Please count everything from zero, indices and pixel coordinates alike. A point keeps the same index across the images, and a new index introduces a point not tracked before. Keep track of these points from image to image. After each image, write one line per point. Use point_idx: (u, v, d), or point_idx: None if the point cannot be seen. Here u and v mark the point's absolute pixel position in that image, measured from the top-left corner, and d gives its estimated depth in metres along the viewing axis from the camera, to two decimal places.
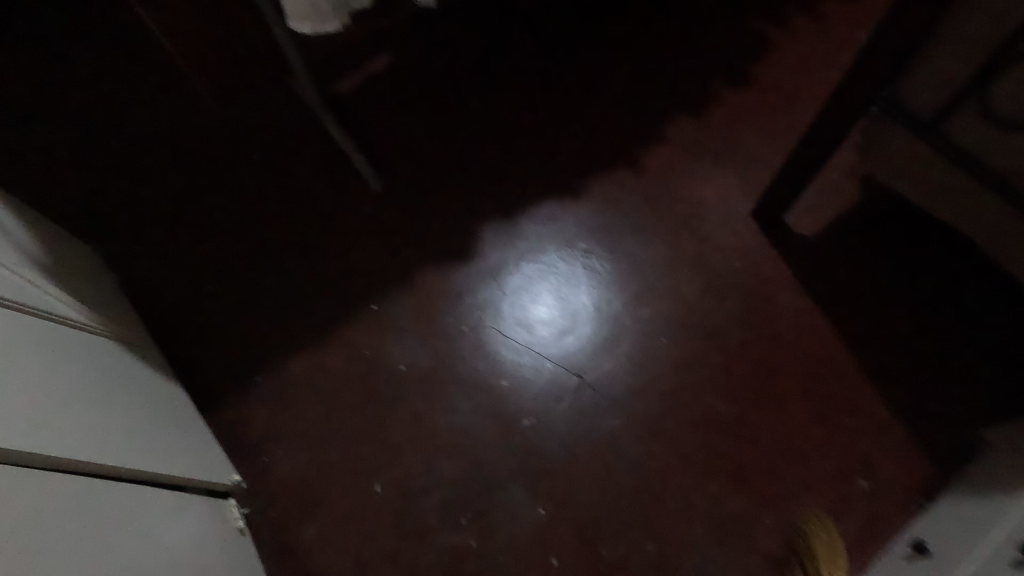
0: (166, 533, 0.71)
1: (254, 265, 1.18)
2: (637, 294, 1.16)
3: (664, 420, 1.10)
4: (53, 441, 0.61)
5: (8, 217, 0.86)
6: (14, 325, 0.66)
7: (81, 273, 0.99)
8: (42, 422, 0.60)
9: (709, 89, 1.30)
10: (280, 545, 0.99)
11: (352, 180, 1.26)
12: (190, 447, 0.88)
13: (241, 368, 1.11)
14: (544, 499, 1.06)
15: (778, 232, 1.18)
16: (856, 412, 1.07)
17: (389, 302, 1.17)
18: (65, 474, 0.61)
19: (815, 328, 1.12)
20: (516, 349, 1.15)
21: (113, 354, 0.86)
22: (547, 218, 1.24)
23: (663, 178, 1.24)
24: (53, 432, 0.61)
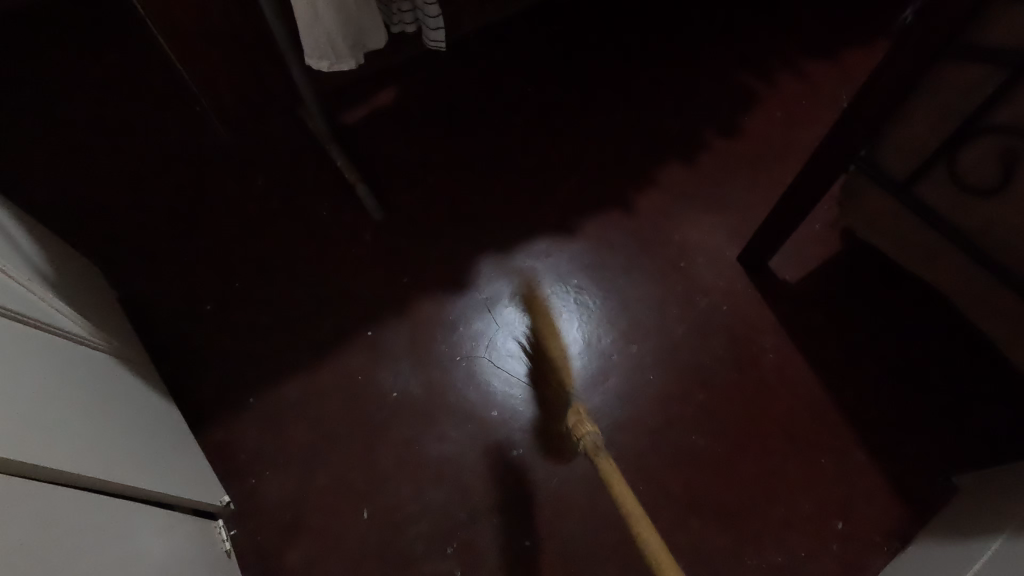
0: (160, 549, 0.78)
1: (255, 290, 1.24)
2: (628, 331, 1.24)
3: (649, 454, 1.12)
4: (56, 458, 0.67)
5: (33, 250, 0.96)
6: (34, 355, 0.74)
7: (95, 299, 1.08)
8: (47, 440, 0.67)
9: (699, 139, 1.45)
10: (266, 568, 1.03)
11: (357, 210, 1.33)
12: (185, 469, 0.95)
13: (237, 391, 1.16)
14: (529, 531, 1.06)
15: (762, 276, 1.29)
16: (829, 450, 1.13)
17: (386, 330, 1.22)
18: (67, 490, 0.67)
19: (793, 368, 1.20)
20: (507, 380, 1.18)
21: (119, 379, 0.94)
22: (543, 254, 1.31)
23: (657, 223, 1.35)
24: (57, 449, 0.68)
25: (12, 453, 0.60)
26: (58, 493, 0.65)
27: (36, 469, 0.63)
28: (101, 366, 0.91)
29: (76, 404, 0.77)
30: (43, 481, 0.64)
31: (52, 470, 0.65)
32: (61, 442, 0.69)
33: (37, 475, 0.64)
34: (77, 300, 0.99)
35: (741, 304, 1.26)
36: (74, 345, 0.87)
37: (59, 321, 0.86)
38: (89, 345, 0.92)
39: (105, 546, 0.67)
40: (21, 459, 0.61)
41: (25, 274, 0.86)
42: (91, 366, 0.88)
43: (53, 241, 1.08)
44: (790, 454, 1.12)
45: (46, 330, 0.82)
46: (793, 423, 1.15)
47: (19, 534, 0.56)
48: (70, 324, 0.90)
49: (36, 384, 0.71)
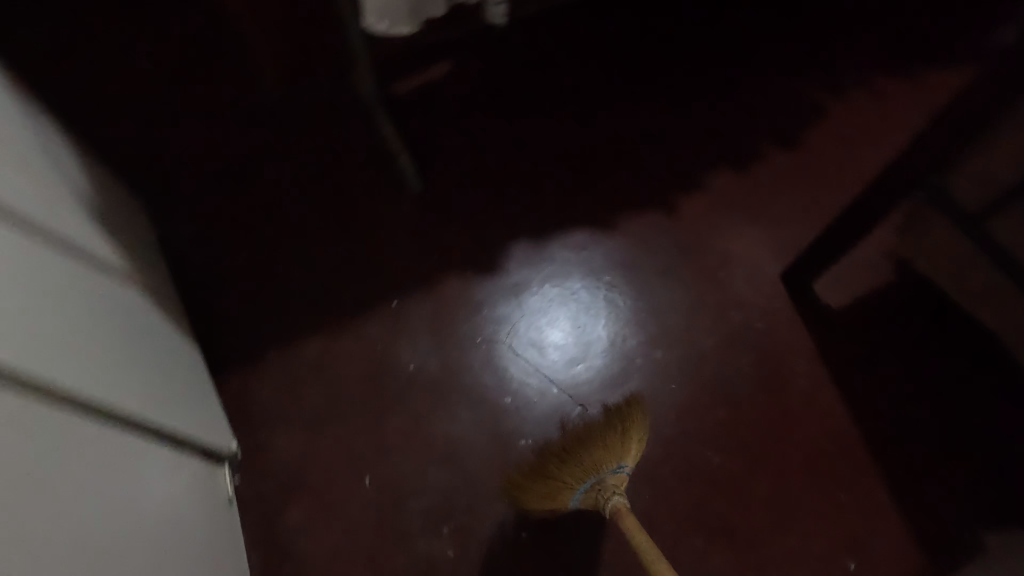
0: (167, 488, 0.80)
1: (288, 246, 1.25)
2: (655, 336, 1.20)
3: (659, 464, 1.09)
4: (75, 381, 0.68)
5: (83, 182, 0.99)
6: (70, 282, 0.77)
7: (137, 237, 1.11)
8: (70, 362, 0.69)
9: (755, 148, 1.39)
10: (266, 519, 1.05)
11: (397, 180, 1.32)
12: (201, 414, 0.97)
13: (258, 344, 1.17)
14: (528, 522, 1.04)
15: (803, 298, 1.23)
16: (851, 486, 1.07)
17: (411, 302, 1.21)
18: (82, 415, 0.68)
19: (823, 396, 1.14)
20: (524, 368, 1.17)
21: (149, 316, 0.97)
22: (578, 246, 1.28)
23: (700, 229, 1.31)
24: (76, 373, 0.69)
25: (35, 371, 0.62)
26: (73, 417, 0.66)
27: (53, 389, 0.65)
28: (132, 301, 0.93)
29: (104, 334, 0.79)
30: (61, 402, 0.66)
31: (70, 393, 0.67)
32: (81, 368, 0.70)
33: (56, 396, 0.65)
34: (118, 235, 1.01)
35: (777, 324, 1.21)
36: (108, 277, 0.89)
37: (96, 252, 0.88)
38: (124, 280, 0.94)
39: (110, 476, 0.69)
40: (44, 378, 0.63)
41: (73, 204, 0.89)
42: (122, 300, 0.89)
43: (104, 176, 1.11)
44: (808, 485, 1.08)
45: (81, 257, 0.84)
46: (815, 454, 1.10)
47: (28, 449, 0.57)
48: (109, 257, 0.92)
49: (64, 308, 0.72)
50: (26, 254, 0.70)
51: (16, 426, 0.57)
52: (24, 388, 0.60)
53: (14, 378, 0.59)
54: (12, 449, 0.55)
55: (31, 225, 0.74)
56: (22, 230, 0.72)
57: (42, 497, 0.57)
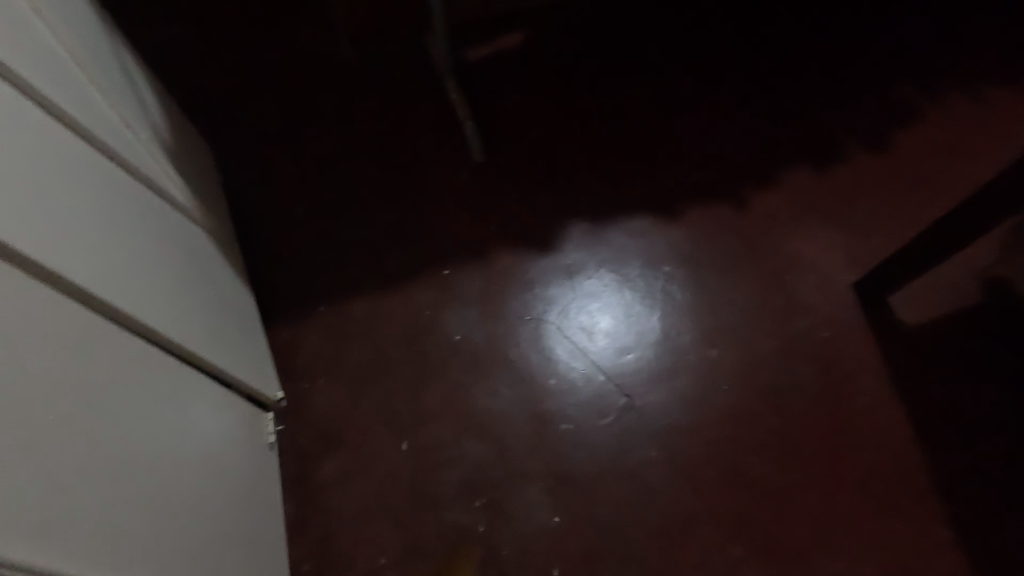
0: (211, 423, 0.82)
1: (346, 204, 1.25)
2: (710, 334, 1.14)
3: (703, 467, 1.04)
4: (130, 303, 0.70)
5: (161, 119, 1.02)
6: (136, 211, 0.80)
7: (206, 180, 1.14)
8: (126, 286, 0.71)
9: (839, 148, 1.29)
10: (301, 470, 1.05)
11: (459, 148, 1.29)
12: (250, 358, 0.99)
13: (308, 298, 1.18)
14: (561, 507, 1.02)
15: (876, 311, 1.15)
16: (909, 515, 1.00)
17: (461, 273, 1.19)
18: (131, 336, 0.70)
19: (887, 417, 1.07)
20: (571, 352, 1.13)
21: (210, 256, 0.99)
22: (638, 232, 1.23)
23: (770, 228, 1.23)
24: (131, 295, 0.71)
25: (89, 287, 0.64)
26: (122, 336, 0.68)
27: (107, 309, 0.67)
28: (196, 239, 0.96)
29: (165, 266, 0.81)
30: (111, 320, 0.68)
31: (124, 312, 0.69)
32: (137, 291, 0.73)
33: (107, 313, 0.68)
34: (190, 175, 1.05)
35: (845, 336, 1.13)
36: (175, 212, 0.91)
37: (164, 185, 0.91)
38: (190, 217, 0.96)
39: (155, 397, 0.71)
40: (99, 296, 0.66)
41: (149, 137, 0.92)
42: (186, 236, 0.92)
43: (181, 118, 1.15)
44: (862, 507, 1.01)
45: (149, 188, 0.86)
46: (873, 477, 1.03)
47: (72, 368, 0.59)
48: (177, 192, 0.95)
49: (125, 232, 0.75)
50: (93, 176, 0.73)
51: (57, 334, 0.59)
52: (74, 300, 0.63)
53: (63, 288, 0.62)
54: (54, 367, 0.57)
55: (102, 147, 0.77)
56: (92, 149, 0.75)
57: (80, 405, 0.59)
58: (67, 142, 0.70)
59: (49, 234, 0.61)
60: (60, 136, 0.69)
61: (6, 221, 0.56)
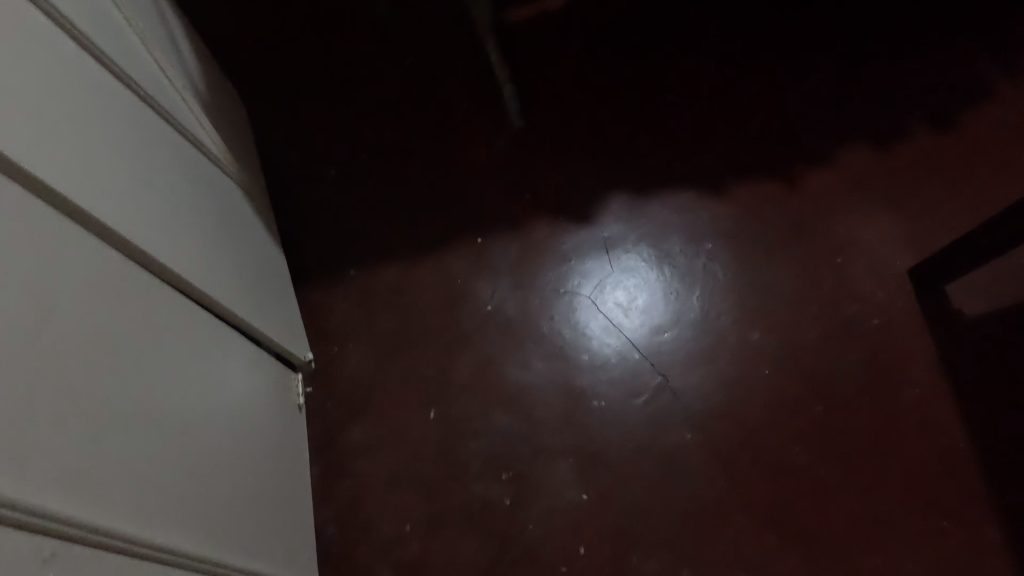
0: (242, 379, 0.81)
1: (378, 167, 1.22)
2: (752, 316, 1.09)
3: (739, 452, 1.01)
4: (166, 254, 0.69)
5: (197, 70, 1.00)
6: (173, 161, 0.78)
7: (239, 137, 1.12)
8: (162, 237, 0.69)
9: (903, 124, 1.20)
10: (327, 433, 1.05)
11: (497, 113, 1.25)
12: (280, 318, 0.98)
13: (338, 261, 1.16)
14: (589, 485, 0.99)
15: (932, 300, 1.08)
16: (956, 514, 0.95)
17: (495, 241, 1.16)
18: (166, 288, 0.69)
19: (939, 413, 1.01)
20: (605, 328, 1.10)
21: (244, 213, 0.97)
22: (680, 207, 1.18)
23: (822, 208, 1.16)
24: (166, 246, 0.70)
25: (127, 235, 0.63)
26: (157, 286, 0.67)
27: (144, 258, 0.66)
28: (231, 195, 0.94)
29: (201, 219, 0.80)
30: (147, 270, 0.67)
31: (159, 262, 0.67)
32: (172, 242, 0.71)
33: (143, 262, 0.66)
34: (224, 129, 1.03)
35: (897, 325, 1.07)
36: (210, 165, 0.90)
37: (200, 137, 0.89)
38: (224, 172, 0.95)
39: (189, 351, 0.70)
40: (136, 245, 0.64)
41: (185, 87, 0.90)
42: (221, 191, 0.90)
43: (215, 71, 1.12)
44: (906, 504, 0.96)
45: (186, 138, 0.84)
46: (919, 473, 0.98)
47: (109, 316, 0.58)
48: (213, 146, 0.93)
49: (161, 181, 0.73)
50: (131, 121, 0.71)
51: (91, 281, 0.57)
52: (112, 247, 0.62)
53: (102, 235, 0.61)
54: (90, 313, 0.56)
55: (141, 92, 0.75)
56: (131, 94, 0.73)
57: (114, 354, 0.58)
58: (106, 84, 0.68)
59: (86, 178, 0.59)
60: (99, 79, 0.67)
61: (43, 160, 0.54)
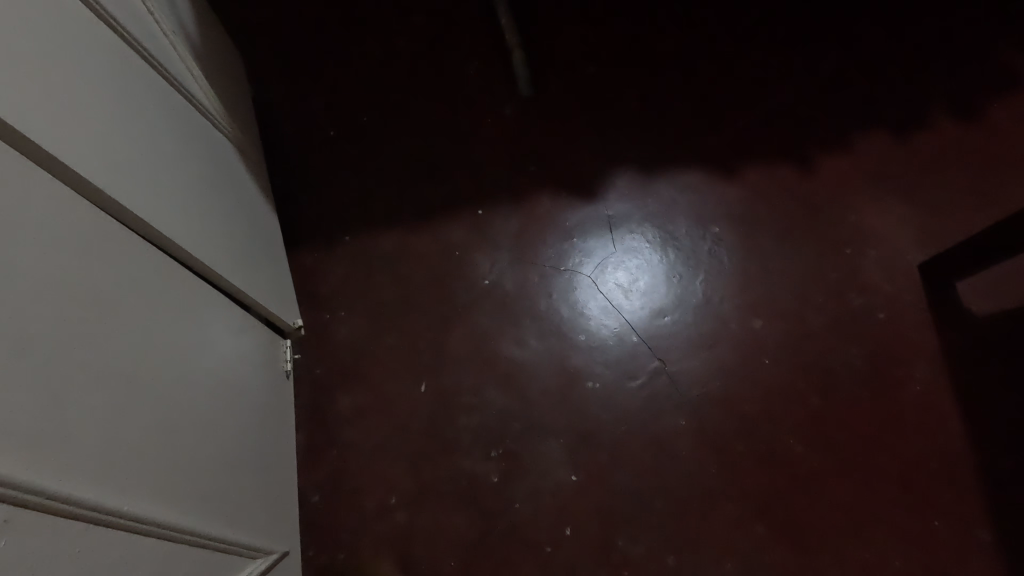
0: (228, 344, 0.79)
1: (379, 130, 1.17)
2: (755, 303, 1.06)
3: (734, 440, 0.99)
4: (150, 211, 0.66)
5: (191, 18, 0.95)
6: (162, 114, 0.74)
7: (235, 91, 1.07)
8: (148, 194, 0.66)
9: (926, 113, 1.15)
10: (316, 401, 1.03)
11: (505, 80, 1.20)
12: (269, 282, 0.96)
13: (334, 226, 1.12)
14: (580, 467, 0.98)
15: (941, 297, 1.05)
16: (949, 514, 0.94)
17: (496, 214, 1.12)
18: (144, 246, 0.65)
19: (939, 411, 0.99)
20: (605, 309, 1.07)
21: (237, 172, 0.94)
22: (689, 188, 1.14)
23: (835, 196, 1.12)
24: (147, 200, 0.66)
25: (109, 189, 0.60)
26: (134, 243, 0.64)
27: (128, 216, 0.63)
28: (222, 152, 0.90)
29: (191, 176, 0.77)
30: (124, 225, 0.63)
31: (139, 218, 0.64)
32: (155, 197, 0.68)
33: (120, 217, 0.63)
34: (219, 82, 0.98)
35: (903, 319, 1.04)
36: (200, 119, 0.85)
37: (190, 88, 0.84)
38: (216, 127, 0.90)
39: (167, 313, 0.67)
40: (119, 200, 0.61)
41: (178, 35, 0.85)
42: (211, 146, 0.86)
43: (212, 20, 1.07)
44: (899, 501, 0.95)
45: (175, 88, 0.80)
46: (915, 471, 0.96)
47: (86, 276, 0.56)
48: (206, 100, 0.89)
49: (150, 135, 0.70)
50: (114, 64, 0.66)
51: (58, 233, 0.53)
52: (92, 202, 0.59)
53: (82, 189, 0.58)
54: (65, 271, 0.53)
55: (131, 37, 0.71)
56: (116, 36, 0.69)
57: (84, 313, 0.54)
58: (92, 27, 0.64)
59: (59, 121, 0.55)
60: (78, 15, 0.63)
61: (21, 105, 0.51)
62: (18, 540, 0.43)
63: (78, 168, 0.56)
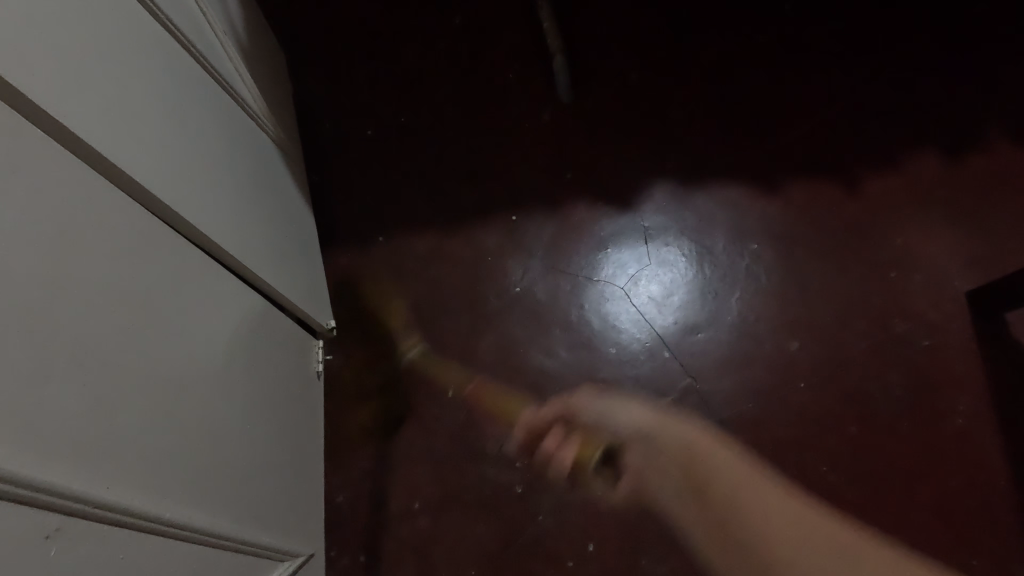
0: (263, 344, 0.80)
1: (416, 131, 1.17)
2: (793, 324, 1.04)
3: (764, 466, 0.97)
4: (194, 212, 0.67)
5: (240, 16, 0.95)
6: (209, 115, 0.75)
7: (278, 89, 1.08)
8: (193, 196, 0.67)
9: (981, 134, 1.11)
10: (344, 401, 1.03)
11: (544, 85, 1.18)
12: (304, 282, 0.96)
13: (368, 226, 1.12)
14: (605, 482, 0.97)
15: (990, 327, 1.01)
16: (989, 554, 0.90)
17: (530, 220, 1.11)
18: (188, 248, 0.66)
19: (983, 447, 0.95)
20: (637, 322, 1.05)
21: (277, 171, 0.95)
22: (729, 202, 1.11)
23: (881, 216, 1.09)
24: (193, 202, 0.67)
25: (157, 191, 0.61)
26: (178, 246, 0.65)
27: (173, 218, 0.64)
28: (264, 152, 0.91)
29: (233, 176, 0.77)
30: (170, 227, 0.64)
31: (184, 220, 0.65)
32: (200, 199, 0.68)
33: (166, 219, 0.63)
34: (263, 81, 0.99)
35: (948, 349, 1.01)
36: (244, 118, 0.86)
37: (237, 86, 0.85)
38: (259, 127, 0.91)
39: (206, 315, 0.67)
40: (166, 202, 0.62)
41: (226, 35, 0.86)
42: (254, 146, 0.87)
43: (259, 18, 1.08)
44: (936, 538, 0.92)
45: (222, 87, 0.81)
46: (954, 508, 0.93)
47: (132, 280, 0.56)
48: (251, 99, 0.90)
49: (197, 136, 0.71)
50: (166, 66, 0.67)
51: (109, 239, 0.54)
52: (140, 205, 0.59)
53: (132, 191, 0.58)
54: (111, 275, 0.54)
55: (182, 37, 0.72)
56: (167, 34, 0.69)
57: (126, 316, 0.55)
58: (146, 29, 0.65)
59: (110, 122, 0.56)
60: (133, 18, 0.63)
61: (74, 108, 0.51)
62: (65, 555, 0.45)
63: (128, 170, 0.57)
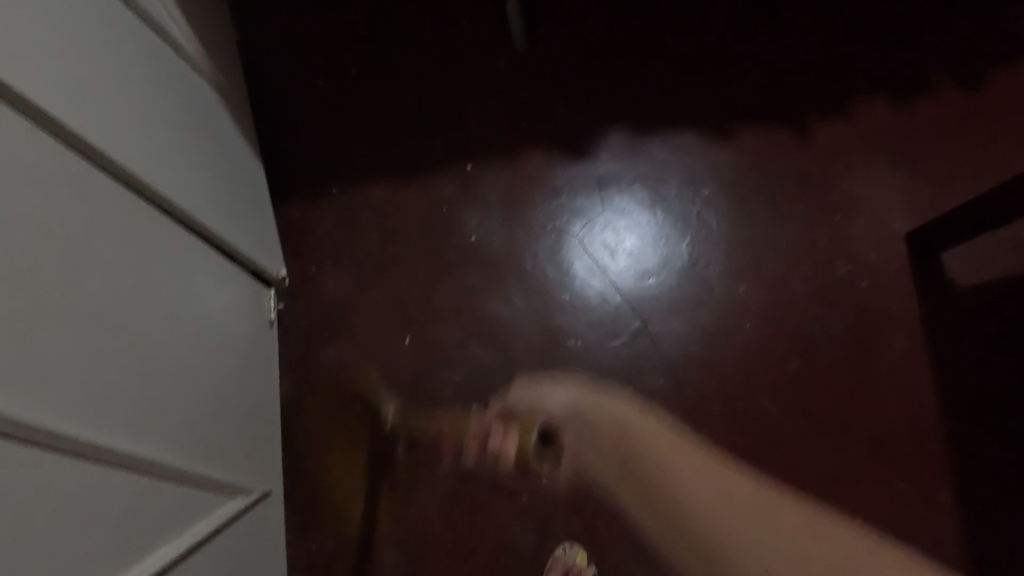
0: (210, 291, 0.80)
1: (369, 81, 1.15)
2: (740, 268, 1.07)
3: (711, 404, 1.01)
4: (126, 155, 0.65)
5: None
6: (139, 54, 0.72)
7: (220, 34, 1.04)
8: (125, 139, 0.66)
9: (927, 80, 1.13)
10: (302, 352, 1.05)
11: (499, 31, 1.16)
12: (250, 230, 0.95)
13: (322, 178, 1.12)
14: (558, 422, 1.01)
15: (926, 267, 1.06)
16: (911, 476, 0.98)
17: (485, 170, 1.11)
18: (124, 190, 0.65)
19: (912, 380, 1.01)
20: (592, 269, 1.08)
21: (218, 116, 0.92)
22: (682, 149, 1.13)
23: (827, 161, 1.11)
24: (122, 142, 0.65)
25: (85, 133, 0.59)
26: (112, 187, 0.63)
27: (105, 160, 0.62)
28: (201, 95, 0.88)
29: (170, 120, 0.75)
30: (102, 170, 0.63)
31: (115, 163, 0.63)
32: (131, 138, 0.67)
33: (96, 160, 0.62)
34: (202, 23, 0.95)
35: (885, 288, 1.05)
36: (179, 59, 0.83)
37: (170, 26, 0.81)
38: (195, 69, 0.88)
39: (147, 259, 0.67)
40: (96, 145, 0.60)
41: None
42: (191, 88, 0.84)
43: None
44: (865, 463, 0.98)
45: (153, 26, 0.77)
46: (882, 434, 0.99)
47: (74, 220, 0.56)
48: (184, 39, 0.86)
49: (129, 77, 0.68)
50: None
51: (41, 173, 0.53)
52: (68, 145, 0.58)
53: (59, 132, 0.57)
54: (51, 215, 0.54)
55: None
56: None
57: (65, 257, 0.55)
58: None
59: (24, 54, 0.53)
60: None
61: None
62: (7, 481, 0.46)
63: (49, 107, 0.55)
